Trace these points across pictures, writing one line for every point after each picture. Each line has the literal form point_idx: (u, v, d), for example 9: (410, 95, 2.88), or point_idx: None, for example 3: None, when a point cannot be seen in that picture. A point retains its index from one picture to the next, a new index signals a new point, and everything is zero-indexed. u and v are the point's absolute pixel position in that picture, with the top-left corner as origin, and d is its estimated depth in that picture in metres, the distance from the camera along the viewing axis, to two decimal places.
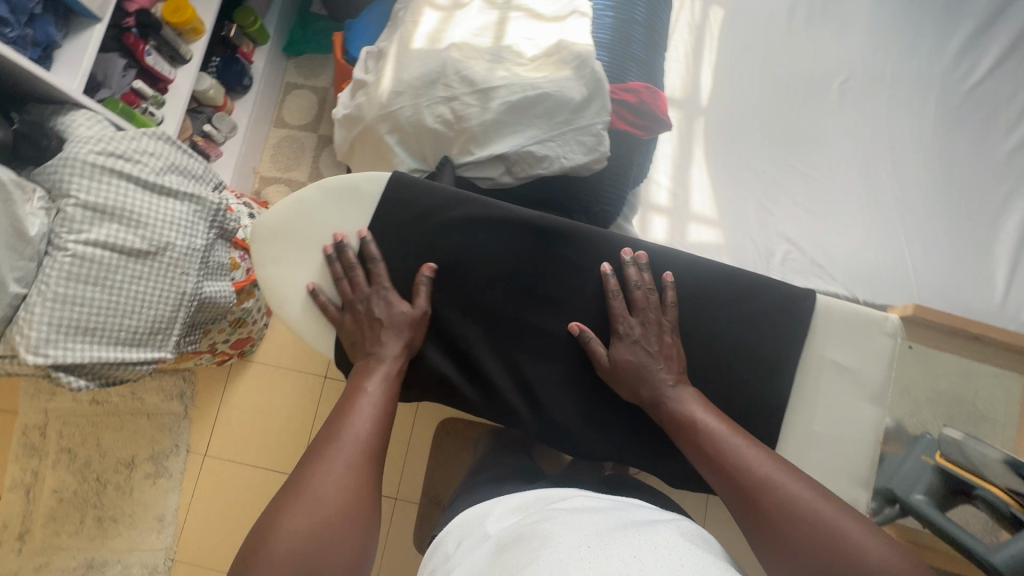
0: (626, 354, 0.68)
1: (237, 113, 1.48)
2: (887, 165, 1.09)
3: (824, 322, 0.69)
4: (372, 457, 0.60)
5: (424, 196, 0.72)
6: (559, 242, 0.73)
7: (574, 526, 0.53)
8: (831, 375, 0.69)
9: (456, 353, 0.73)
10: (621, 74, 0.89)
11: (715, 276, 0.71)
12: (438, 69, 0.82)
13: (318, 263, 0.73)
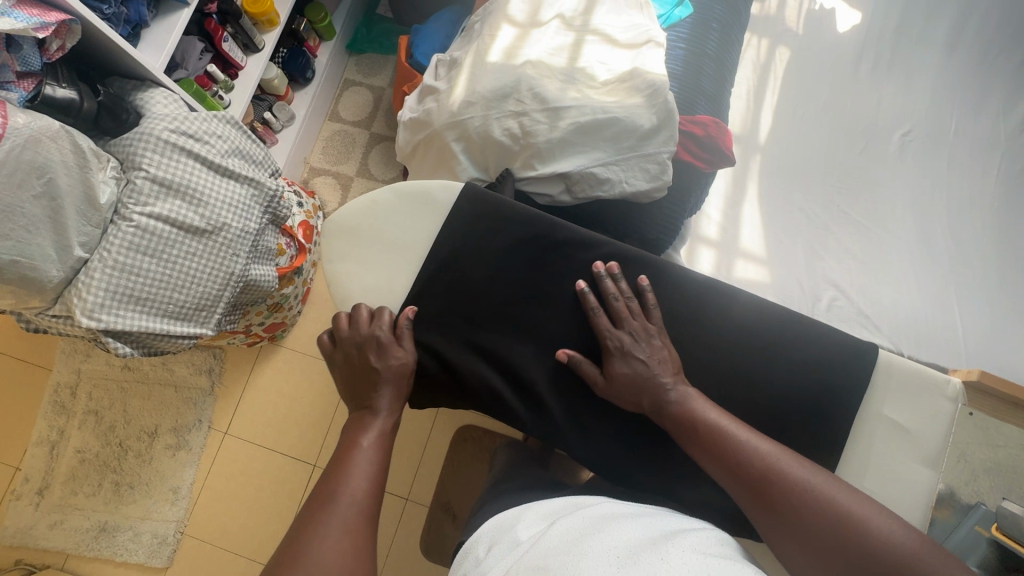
0: (622, 369, 0.68)
1: (297, 103, 1.52)
2: (943, 221, 1.08)
3: (881, 376, 0.68)
4: (375, 508, 0.58)
5: (495, 209, 0.74)
6: (619, 267, 0.73)
7: (608, 539, 0.50)
8: (883, 431, 0.68)
9: (506, 365, 0.74)
10: (688, 105, 0.90)
11: (772, 318, 0.71)
12: (512, 83, 0.84)
13: (385, 263, 0.75)
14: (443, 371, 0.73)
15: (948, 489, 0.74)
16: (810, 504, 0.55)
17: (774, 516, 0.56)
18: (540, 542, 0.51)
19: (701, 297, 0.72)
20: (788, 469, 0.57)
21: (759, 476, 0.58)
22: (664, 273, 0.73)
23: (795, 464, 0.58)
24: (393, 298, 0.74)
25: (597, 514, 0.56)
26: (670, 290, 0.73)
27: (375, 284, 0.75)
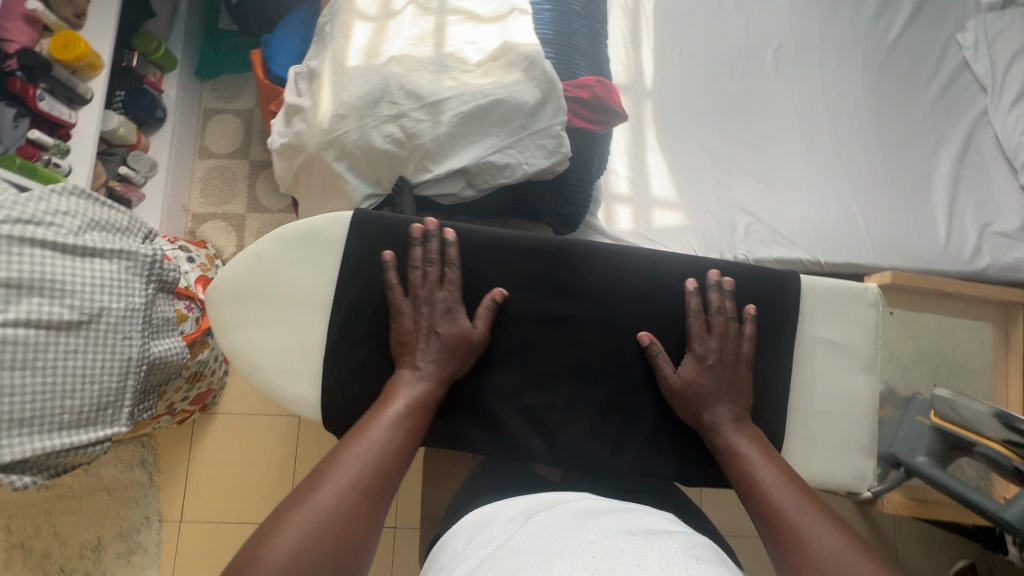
0: (692, 376, 0.67)
1: (156, 149, 1.35)
2: (827, 126, 1.13)
3: (809, 301, 0.71)
4: (388, 480, 0.55)
5: (393, 231, 0.67)
6: (541, 262, 0.70)
7: (586, 538, 0.47)
8: (823, 351, 0.70)
9: (452, 392, 0.69)
10: (569, 68, 0.86)
11: (697, 273, 0.71)
12: (381, 86, 0.77)
13: (286, 320, 0.67)
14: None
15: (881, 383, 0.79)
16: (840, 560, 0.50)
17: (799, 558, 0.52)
18: (517, 540, 0.49)
19: (627, 268, 0.71)
20: (811, 527, 0.53)
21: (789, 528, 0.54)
22: (586, 255, 0.71)
23: (822, 523, 0.53)
24: (308, 353, 0.67)
25: (577, 511, 0.54)
26: (597, 272, 0.71)
27: (282, 345, 0.67)
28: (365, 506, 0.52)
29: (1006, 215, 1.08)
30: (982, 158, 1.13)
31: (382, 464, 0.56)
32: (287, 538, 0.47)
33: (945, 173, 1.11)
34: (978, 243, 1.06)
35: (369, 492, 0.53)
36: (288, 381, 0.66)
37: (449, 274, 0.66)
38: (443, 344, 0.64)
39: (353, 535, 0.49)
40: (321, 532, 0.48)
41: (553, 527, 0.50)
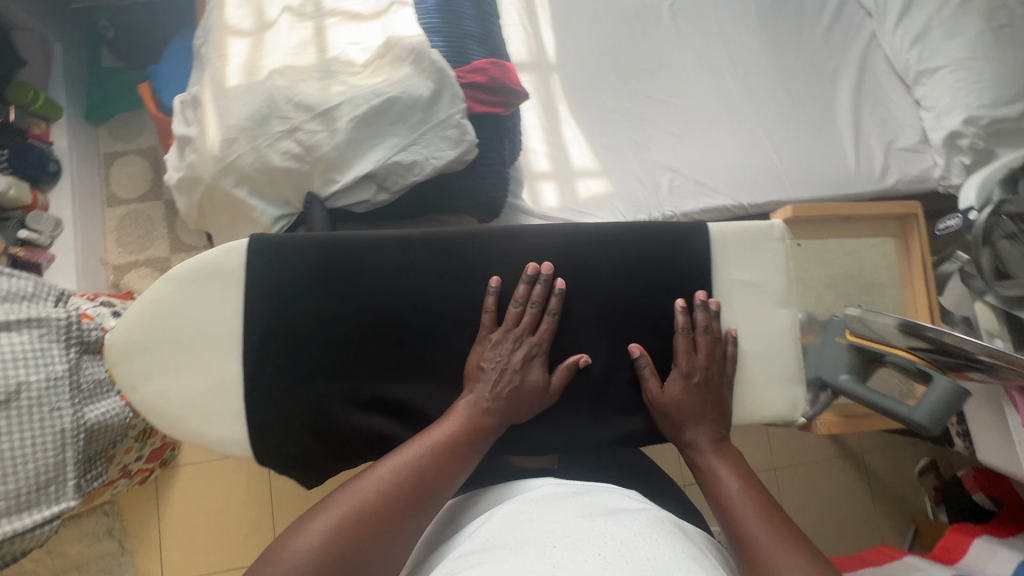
0: (677, 396, 0.62)
1: (57, 205, 1.27)
2: (731, 72, 1.16)
3: (723, 243, 0.66)
4: (433, 493, 0.51)
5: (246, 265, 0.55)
6: (447, 248, 0.59)
7: (550, 527, 0.49)
8: (742, 294, 0.66)
9: (384, 406, 0.58)
10: (461, 53, 0.84)
11: (594, 244, 0.64)
12: (267, 102, 0.73)
13: (194, 376, 0.55)
14: (318, 447, 0.57)
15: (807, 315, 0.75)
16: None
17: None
18: (479, 538, 0.51)
19: (548, 237, 0.63)
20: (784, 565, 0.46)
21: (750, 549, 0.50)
22: (477, 244, 0.61)
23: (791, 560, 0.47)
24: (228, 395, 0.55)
25: (542, 495, 0.56)
26: (518, 246, 0.62)
27: (184, 406, 0.55)
28: (400, 513, 0.49)
29: (907, 131, 1.13)
30: (878, 80, 1.17)
31: (426, 475, 0.51)
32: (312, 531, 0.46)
33: (846, 100, 1.15)
34: (885, 162, 1.11)
35: (409, 500, 0.49)
36: (209, 430, 0.55)
37: (547, 320, 0.61)
38: (516, 385, 0.58)
39: (380, 544, 0.46)
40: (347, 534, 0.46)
41: (513, 520, 0.52)
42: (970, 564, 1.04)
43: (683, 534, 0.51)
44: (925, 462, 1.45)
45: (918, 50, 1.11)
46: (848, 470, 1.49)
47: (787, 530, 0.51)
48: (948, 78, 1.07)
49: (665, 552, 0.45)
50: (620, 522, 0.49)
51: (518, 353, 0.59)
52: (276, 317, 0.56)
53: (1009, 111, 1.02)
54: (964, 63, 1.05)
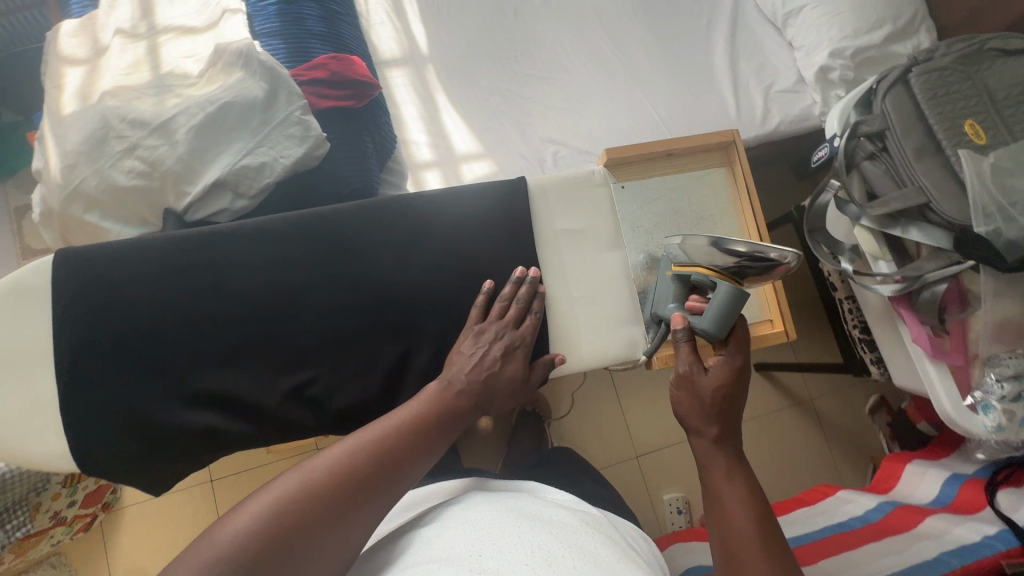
0: (717, 382, 0.60)
1: None
2: (606, 40, 1.17)
3: (541, 198, 0.76)
4: (388, 473, 0.52)
5: (70, 280, 0.65)
6: (291, 235, 0.69)
7: (475, 531, 0.53)
8: (564, 241, 0.76)
9: (206, 400, 0.67)
10: (303, 53, 0.86)
11: (434, 211, 0.73)
12: (101, 125, 0.74)
13: (23, 388, 0.63)
14: (140, 447, 0.65)
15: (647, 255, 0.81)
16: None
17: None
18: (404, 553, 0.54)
19: (384, 223, 0.72)
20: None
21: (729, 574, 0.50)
22: (321, 222, 0.70)
23: None
24: (48, 410, 0.64)
25: (473, 500, 0.60)
26: (353, 235, 0.71)
27: (18, 414, 0.63)
28: (363, 491, 0.50)
29: (784, 74, 1.15)
30: (751, 28, 1.19)
31: (391, 455, 0.53)
32: (268, 501, 0.47)
33: (722, 52, 1.17)
34: (765, 106, 1.13)
35: (372, 479, 0.51)
36: (31, 443, 0.63)
37: (530, 316, 0.70)
38: (497, 372, 0.65)
39: (339, 517, 0.48)
40: (306, 505, 0.47)
41: (435, 532, 0.55)
42: (903, 490, 1.04)
43: (599, 528, 0.57)
44: (875, 399, 1.42)
45: None
46: (799, 418, 1.45)
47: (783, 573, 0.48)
48: (811, 15, 1.08)
49: (587, 555, 0.50)
50: (544, 528, 0.54)
51: (501, 344, 0.66)
52: (88, 339, 0.65)
53: (872, 38, 1.03)
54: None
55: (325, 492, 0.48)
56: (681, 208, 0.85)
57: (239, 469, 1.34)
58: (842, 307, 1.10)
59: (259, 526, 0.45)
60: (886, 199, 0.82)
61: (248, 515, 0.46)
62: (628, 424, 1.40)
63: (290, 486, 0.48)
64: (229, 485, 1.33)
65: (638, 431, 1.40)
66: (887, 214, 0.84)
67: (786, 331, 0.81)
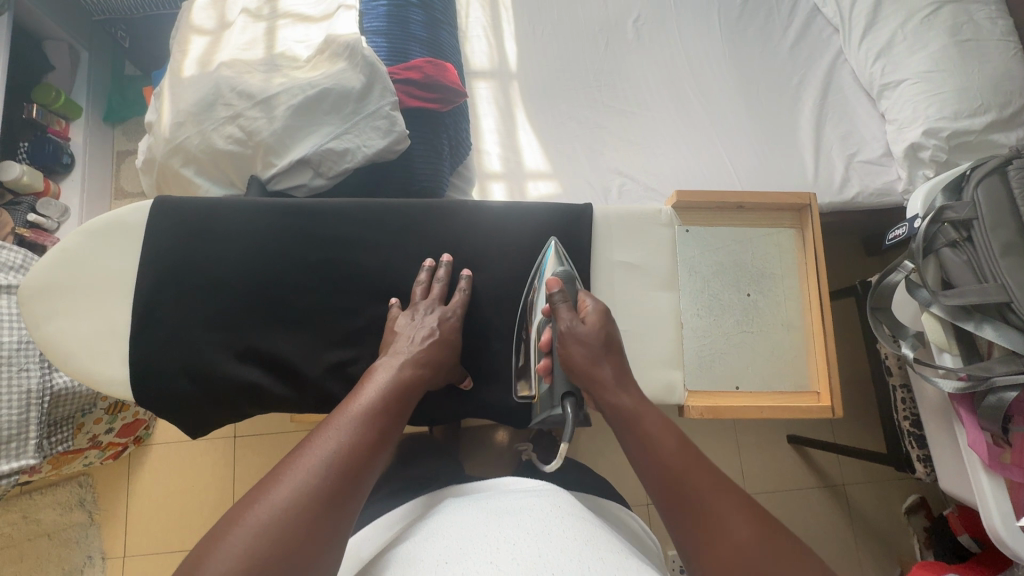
0: (595, 320, 0.66)
1: (67, 194, 1.40)
2: (692, 83, 1.18)
3: (605, 229, 0.80)
4: (366, 468, 0.50)
5: (160, 224, 0.72)
6: (368, 220, 0.76)
7: (444, 538, 0.54)
8: (620, 272, 0.80)
9: (256, 357, 0.73)
10: (402, 54, 0.91)
11: (502, 221, 0.79)
12: (213, 91, 0.80)
13: (103, 314, 0.70)
14: (191, 386, 0.71)
15: (693, 303, 0.84)
16: (756, 567, 0.46)
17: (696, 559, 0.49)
18: (394, 550, 0.55)
19: (451, 227, 0.78)
20: (705, 503, 0.52)
21: (695, 507, 0.52)
22: (395, 213, 0.76)
23: (714, 495, 0.52)
24: (120, 338, 0.70)
25: (459, 508, 0.61)
26: (419, 233, 0.77)
27: (91, 334, 0.70)
28: (343, 499, 0.46)
29: (870, 145, 1.12)
30: (843, 93, 1.17)
31: (358, 450, 0.50)
32: (248, 530, 0.42)
33: (808, 114, 1.15)
34: (845, 174, 1.10)
35: (346, 483, 0.47)
36: (100, 365, 0.69)
37: (459, 294, 0.74)
38: (436, 343, 0.66)
39: (325, 534, 0.44)
40: (291, 526, 0.43)
41: (421, 536, 0.56)
42: None
43: (574, 517, 0.57)
44: (916, 499, 1.31)
45: (882, 64, 1.10)
46: (825, 502, 1.37)
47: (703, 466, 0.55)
48: (910, 90, 1.05)
49: (558, 539, 0.52)
50: (514, 521, 0.55)
51: (434, 317, 0.70)
52: (172, 279, 0.72)
53: (973, 123, 0.98)
54: (925, 76, 1.03)
55: (306, 508, 0.44)
56: (742, 261, 0.85)
57: (262, 432, 1.39)
58: (894, 394, 1.04)
59: (249, 561, 0.40)
60: (963, 290, 0.79)
61: (233, 549, 0.41)
62: None
63: (270, 506, 0.43)
64: (249, 444, 1.38)
65: None
66: (962, 307, 0.80)
67: (833, 407, 0.78)
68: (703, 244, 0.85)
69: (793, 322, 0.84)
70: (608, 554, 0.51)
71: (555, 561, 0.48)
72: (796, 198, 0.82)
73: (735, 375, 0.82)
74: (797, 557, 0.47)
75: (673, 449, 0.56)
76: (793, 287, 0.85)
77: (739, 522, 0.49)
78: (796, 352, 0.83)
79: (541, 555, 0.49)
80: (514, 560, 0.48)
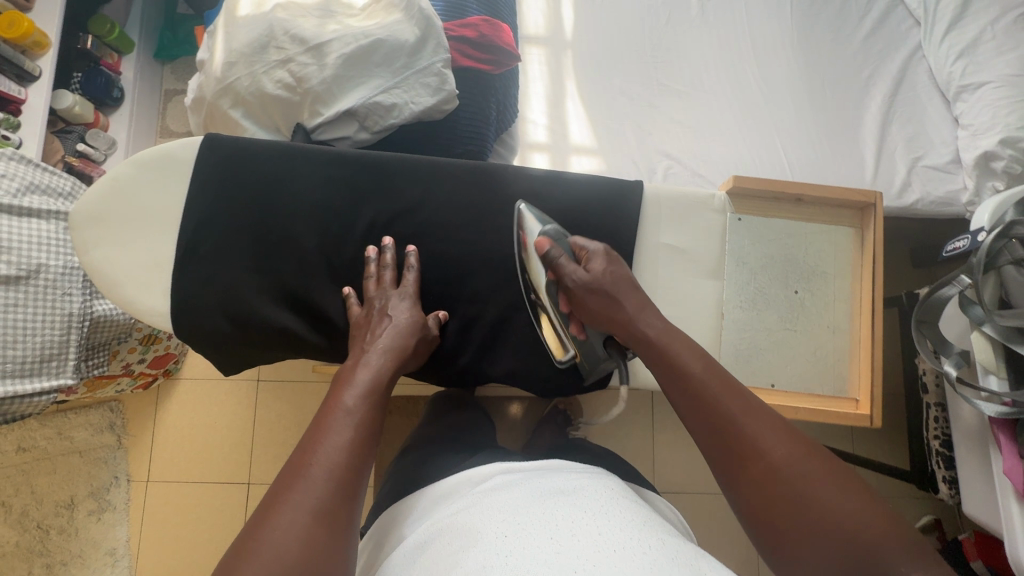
0: (601, 265, 0.67)
1: (114, 128, 1.42)
2: (753, 66, 1.13)
3: (653, 208, 0.78)
4: (359, 477, 0.51)
5: (216, 162, 0.73)
6: (413, 180, 0.76)
7: (498, 515, 0.53)
8: (665, 258, 0.79)
9: (292, 305, 0.74)
10: (459, 11, 0.89)
11: (548, 193, 0.77)
12: (266, 32, 0.79)
13: (146, 245, 0.72)
14: (229, 329, 0.73)
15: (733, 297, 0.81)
16: (796, 491, 0.49)
17: (745, 498, 0.51)
18: (443, 530, 0.54)
19: (494, 195, 0.77)
20: (741, 426, 0.53)
21: (737, 439, 0.53)
22: (441, 175, 0.76)
23: (747, 417, 0.54)
24: (162, 271, 0.72)
25: (505, 485, 0.60)
26: (462, 198, 0.77)
27: (136, 265, 0.71)
28: (341, 515, 0.48)
29: (938, 149, 1.06)
30: (916, 91, 1.10)
31: (352, 461, 0.51)
32: (265, 560, 0.43)
33: (875, 112, 1.09)
34: (907, 178, 1.04)
35: (342, 503, 0.49)
36: (142, 298, 0.71)
37: (410, 274, 0.73)
38: (403, 334, 0.67)
39: (333, 550, 0.46)
40: (303, 549, 0.44)
41: (465, 516, 0.55)
42: None
43: (627, 503, 0.56)
44: (929, 519, 1.27)
45: (963, 63, 1.03)
46: None
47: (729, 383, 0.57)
48: (991, 94, 0.98)
49: (614, 522, 0.51)
50: (570, 502, 0.54)
51: (395, 304, 0.70)
52: (219, 219, 0.72)
53: None
54: (1011, 80, 0.96)
55: (310, 530, 0.45)
56: (795, 258, 0.83)
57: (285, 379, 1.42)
58: (928, 412, 1.01)
59: None
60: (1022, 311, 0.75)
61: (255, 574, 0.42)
62: (655, 456, 1.36)
63: (285, 533, 0.45)
64: (270, 389, 1.42)
65: (663, 467, 1.35)
66: (1017, 329, 0.77)
67: (871, 416, 0.79)
68: (752, 236, 0.82)
69: (841, 324, 0.83)
70: (665, 534, 0.51)
71: (616, 544, 0.47)
72: (861, 196, 0.81)
73: (772, 371, 0.81)
74: (845, 484, 0.49)
75: (706, 379, 0.57)
76: (844, 290, 0.83)
77: (776, 447, 0.51)
78: (841, 354, 0.82)
79: (599, 540, 0.48)
80: (575, 545, 0.47)
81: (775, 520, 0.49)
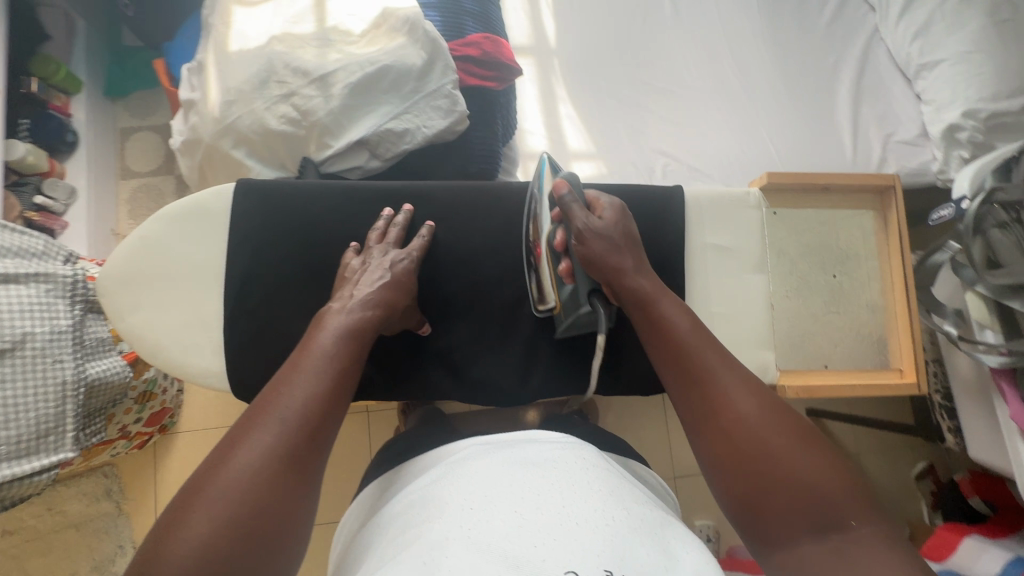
0: (613, 216, 0.68)
1: (73, 174, 1.32)
2: (730, 60, 1.17)
3: (696, 211, 0.82)
4: (316, 441, 0.49)
5: (256, 208, 0.74)
6: (448, 208, 0.78)
7: (471, 483, 0.49)
8: (691, 255, 0.81)
9: None
10: (457, 29, 0.88)
11: None
12: (266, 67, 0.76)
13: (186, 303, 0.73)
14: None
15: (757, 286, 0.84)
16: (767, 445, 0.50)
17: (716, 447, 0.53)
18: (408, 501, 0.52)
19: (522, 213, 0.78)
20: (721, 382, 0.55)
21: (716, 402, 0.54)
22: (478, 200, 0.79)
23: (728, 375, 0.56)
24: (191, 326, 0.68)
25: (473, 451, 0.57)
26: (495, 218, 0.79)
27: (178, 327, 0.72)
28: (295, 479, 0.46)
29: (906, 125, 1.13)
30: (879, 73, 1.18)
31: (308, 423, 0.49)
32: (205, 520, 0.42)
33: (846, 95, 1.15)
34: (882, 153, 1.12)
35: (296, 466, 0.47)
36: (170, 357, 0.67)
37: (418, 240, 0.74)
38: (389, 286, 0.65)
39: (278, 513, 0.44)
40: (241, 511, 0.43)
41: (432, 486, 0.52)
42: (959, 563, 1.02)
43: (598, 468, 0.52)
44: (924, 466, 1.35)
45: (920, 43, 1.11)
46: None
47: (714, 346, 0.59)
48: (948, 71, 1.06)
49: (578, 493, 0.47)
50: (532, 469, 0.50)
51: (386, 259, 0.68)
52: (259, 267, 0.73)
53: (1009, 105, 0.99)
54: (965, 56, 1.04)
55: (254, 490, 0.44)
56: None
57: None
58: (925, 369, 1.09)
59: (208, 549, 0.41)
60: (1010, 270, 0.82)
61: (194, 533, 0.41)
62: (673, 442, 1.40)
63: (223, 497, 0.43)
64: None
65: (682, 452, 1.39)
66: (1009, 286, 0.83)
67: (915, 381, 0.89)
68: None
69: None
70: (633, 503, 0.48)
71: (577, 518, 0.44)
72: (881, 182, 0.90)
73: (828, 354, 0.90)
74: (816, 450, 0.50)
75: (695, 338, 0.59)
76: (876, 271, 0.93)
77: (759, 407, 0.53)
78: None
79: (561, 513, 0.45)
80: (536, 517, 0.44)
81: (740, 474, 0.51)
